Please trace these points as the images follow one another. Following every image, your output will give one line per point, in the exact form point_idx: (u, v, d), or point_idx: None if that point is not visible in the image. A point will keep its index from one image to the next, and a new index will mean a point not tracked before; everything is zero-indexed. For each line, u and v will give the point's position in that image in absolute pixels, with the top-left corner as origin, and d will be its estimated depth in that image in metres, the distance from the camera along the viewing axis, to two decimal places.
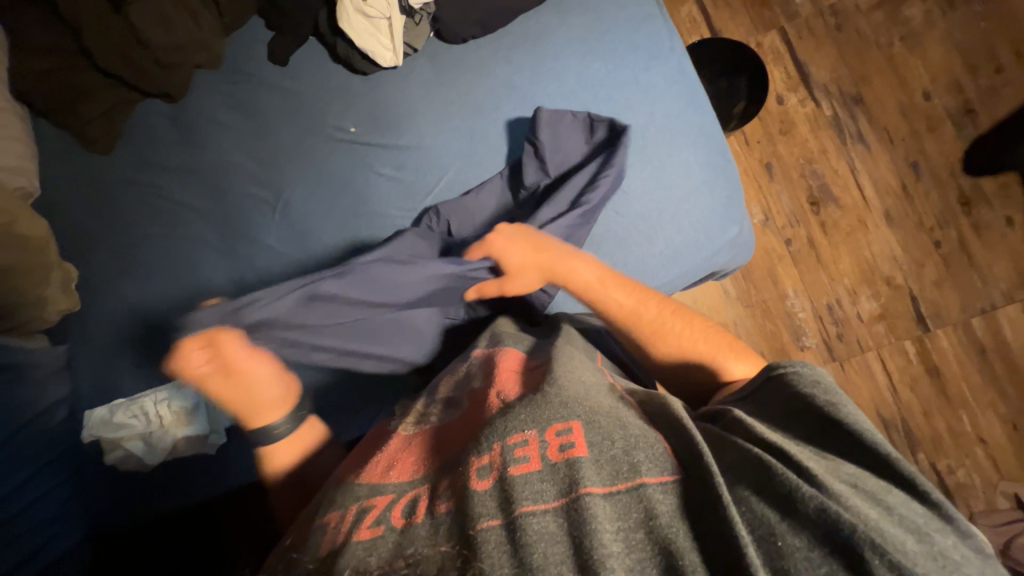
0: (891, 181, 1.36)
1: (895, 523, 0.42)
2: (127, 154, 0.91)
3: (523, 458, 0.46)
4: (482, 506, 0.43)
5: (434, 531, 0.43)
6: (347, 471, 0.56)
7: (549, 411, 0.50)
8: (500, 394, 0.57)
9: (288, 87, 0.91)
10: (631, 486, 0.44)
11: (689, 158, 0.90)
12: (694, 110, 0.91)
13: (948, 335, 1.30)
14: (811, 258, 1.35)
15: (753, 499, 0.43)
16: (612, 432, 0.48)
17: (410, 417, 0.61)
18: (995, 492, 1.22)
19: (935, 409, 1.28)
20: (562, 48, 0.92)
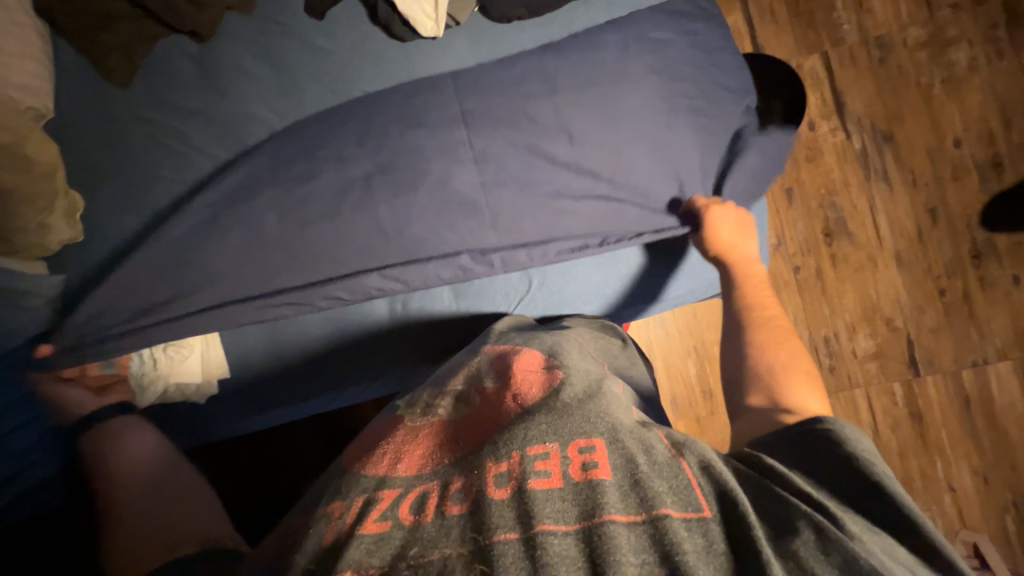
0: (907, 223, 1.36)
1: None
2: (145, 91, 0.88)
3: (544, 472, 0.46)
4: (500, 517, 0.42)
5: (445, 532, 0.42)
6: (353, 456, 0.56)
7: (572, 426, 0.51)
8: (519, 396, 0.58)
9: (319, 44, 0.87)
10: (652, 516, 0.43)
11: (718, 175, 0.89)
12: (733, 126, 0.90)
13: (937, 383, 1.32)
14: (816, 288, 1.36)
15: (799, 545, 0.42)
16: (635, 455, 0.48)
17: (417, 408, 0.61)
18: (955, 539, 1.27)
19: (911, 452, 1.31)
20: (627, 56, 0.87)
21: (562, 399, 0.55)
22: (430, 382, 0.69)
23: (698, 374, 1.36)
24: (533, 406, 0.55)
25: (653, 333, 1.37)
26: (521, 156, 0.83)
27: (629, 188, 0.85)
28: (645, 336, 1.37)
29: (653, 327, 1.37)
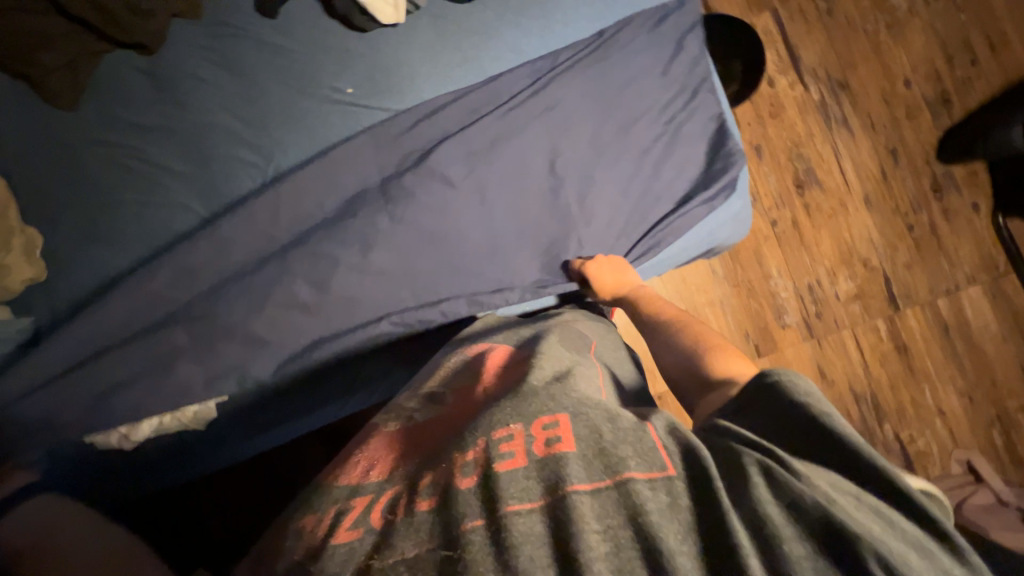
0: (871, 166, 1.41)
1: (900, 538, 0.40)
2: (95, 112, 0.83)
3: (509, 453, 0.45)
4: (466, 506, 0.42)
5: (416, 529, 0.41)
6: (325, 471, 0.54)
7: (536, 405, 0.50)
8: (489, 390, 0.58)
9: (274, 43, 0.84)
10: (617, 482, 0.43)
11: (691, 137, 0.90)
12: (698, 88, 0.92)
13: (916, 314, 1.38)
14: (795, 239, 1.40)
15: (749, 490, 0.42)
16: (600, 424, 0.48)
17: (392, 413, 0.59)
18: (950, 458, 1.34)
19: (901, 383, 1.37)
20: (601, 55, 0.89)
21: (529, 382, 0.54)
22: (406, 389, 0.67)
23: None
24: (500, 396, 0.54)
25: None
26: (498, 167, 0.84)
27: (609, 188, 0.87)
28: None
29: None
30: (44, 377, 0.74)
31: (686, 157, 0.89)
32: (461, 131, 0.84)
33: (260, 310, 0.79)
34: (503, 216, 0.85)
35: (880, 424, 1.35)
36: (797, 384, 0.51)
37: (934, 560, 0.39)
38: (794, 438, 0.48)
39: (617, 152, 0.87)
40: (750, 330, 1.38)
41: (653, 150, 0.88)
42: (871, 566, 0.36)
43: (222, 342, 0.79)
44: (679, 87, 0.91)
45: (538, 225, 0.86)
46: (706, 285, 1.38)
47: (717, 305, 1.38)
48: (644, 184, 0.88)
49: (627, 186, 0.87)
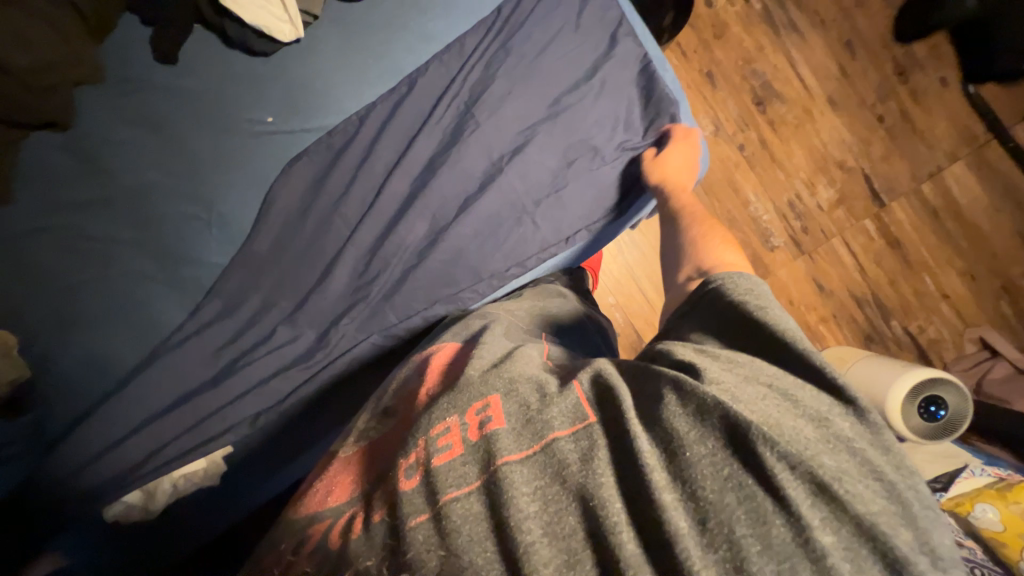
0: (829, 64, 1.35)
1: (797, 415, 0.45)
2: (28, 202, 0.82)
3: (445, 446, 0.47)
4: (410, 505, 0.44)
5: (371, 540, 0.45)
6: (291, 501, 0.56)
7: (468, 395, 0.50)
8: (431, 391, 0.56)
9: (185, 90, 0.81)
10: (543, 445, 0.46)
11: (620, 85, 0.85)
12: (616, 32, 0.87)
13: (903, 205, 1.35)
14: (766, 159, 1.36)
15: (661, 409, 0.45)
16: (529, 397, 0.50)
17: (350, 436, 0.58)
18: (963, 339, 1.33)
19: (900, 278, 1.35)
20: (514, 31, 0.85)
21: (466, 375, 0.54)
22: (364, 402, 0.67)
23: None
24: (439, 394, 0.53)
25: (630, 258, 1.37)
26: (429, 167, 0.82)
27: (547, 160, 0.83)
28: (624, 264, 1.37)
29: (629, 253, 1.36)
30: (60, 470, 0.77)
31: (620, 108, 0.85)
32: (400, 144, 0.82)
33: (237, 366, 0.81)
34: (447, 216, 0.82)
35: (888, 323, 1.35)
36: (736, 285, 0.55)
37: (828, 426, 0.45)
38: (723, 336, 0.54)
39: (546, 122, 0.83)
40: None
41: (582, 111, 0.84)
42: (764, 456, 0.41)
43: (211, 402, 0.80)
44: (596, 36, 0.86)
45: (483, 216, 0.82)
46: None
47: None
48: (583, 147, 0.84)
49: (565, 154, 0.83)
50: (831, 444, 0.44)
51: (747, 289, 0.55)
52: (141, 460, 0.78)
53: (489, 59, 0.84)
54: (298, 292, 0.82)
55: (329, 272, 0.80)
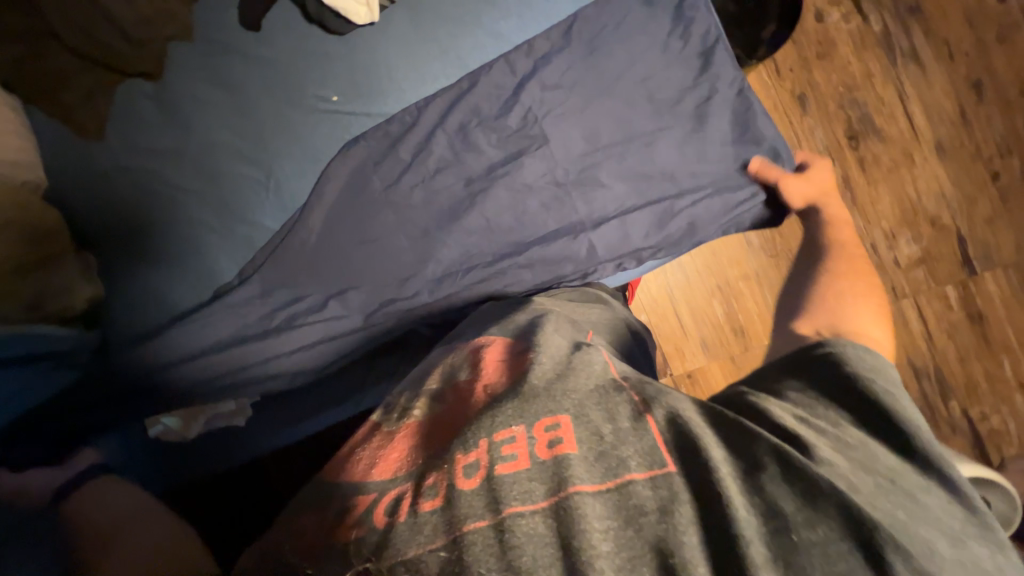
0: (947, 105, 1.19)
1: (919, 518, 0.45)
2: (116, 142, 0.90)
3: (511, 455, 0.48)
4: (470, 506, 0.45)
5: (422, 532, 0.45)
6: (330, 467, 0.56)
7: (538, 406, 0.51)
8: (488, 387, 0.57)
9: (261, 56, 0.84)
10: (619, 484, 0.46)
11: (687, 118, 0.85)
12: (694, 63, 0.85)
13: (996, 277, 1.20)
14: (846, 199, 1.24)
15: (763, 480, 0.46)
16: (601, 426, 0.50)
17: (393, 411, 0.59)
18: None
19: (973, 356, 1.22)
20: (595, 42, 0.84)
21: (530, 382, 0.54)
22: (408, 384, 0.66)
23: (726, 313, 1.30)
24: (501, 395, 0.54)
25: (672, 280, 1.31)
26: (484, 169, 0.84)
27: (598, 178, 0.85)
28: (665, 284, 1.31)
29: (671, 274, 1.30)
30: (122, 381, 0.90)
31: (683, 141, 0.85)
32: (459, 141, 0.83)
33: (282, 322, 0.89)
34: (491, 217, 0.85)
35: (945, 402, 1.22)
36: (848, 356, 0.56)
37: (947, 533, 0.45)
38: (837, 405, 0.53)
39: (604, 142, 0.85)
40: None
41: (643, 136, 0.85)
42: (891, 561, 0.40)
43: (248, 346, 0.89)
44: (674, 61, 0.85)
45: (527, 223, 0.86)
46: (739, 258, 1.29)
47: (751, 279, 1.29)
48: (638, 170, 0.85)
49: (619, 175, 0.85)
50: (957, 561, 0.43)
51: (869, 364, 0.56)
52: (200, 383, 0.89)
53: (558, 70, 0.83)
54: (345, 267, 0.86)
55: (375, 250, 0.85)
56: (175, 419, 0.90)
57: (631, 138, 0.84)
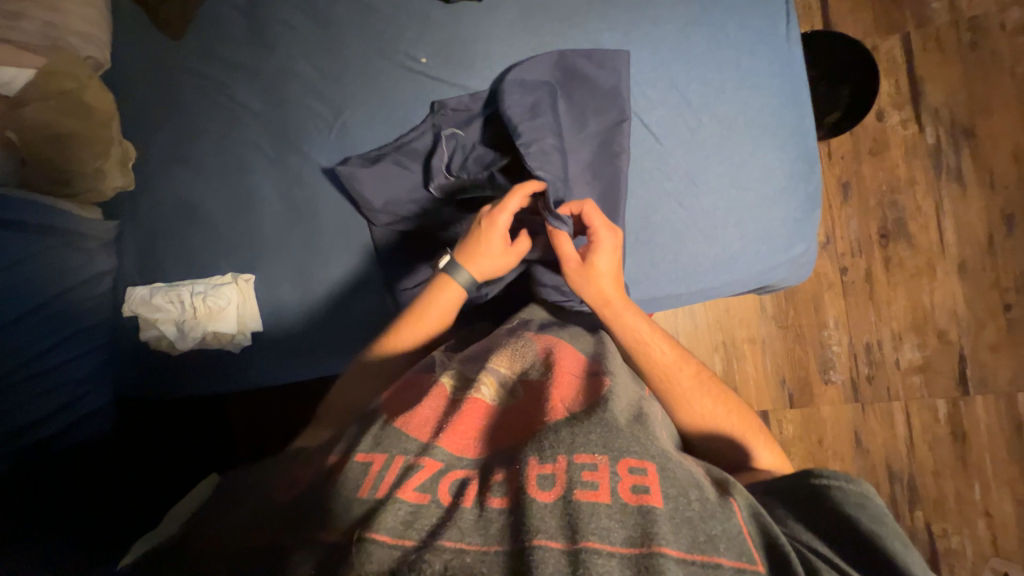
0: (978, 230, 1.24)
1: None
2: (195, 45, 0.90)
3: (591, 483, 0.45)
4: (543, 521, 0.43)
5: (485, 528, 0.44)
6: (383, 410, 0.56)
7: (622, 441, 0.49)
8: (565, 403, 0.54)
9: (364, 2, 0.84)
10: (708, 562, 0.42)
11: (774, 159, 0.71)
12: (797, 103, 0.71)
13: (987, 403, 1.23)
14: (863, 292, 1.28)
15: None
16: (686, 489, 0.47)
17: (455, 382, 0.59)
18: (984, 565, 1.21)
19: (947, 473, 1.24)
20: (621, 113, 0.72)
21: (615, 415, 0.52)
22: (467, 355, 0.66)
23: (723, 370, 1.31)
24: (582, 415, 0.51)
25: (680, 324, 1.32)
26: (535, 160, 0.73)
27: (654, 197, 0.73)
28: (672, 327, 1.31)
29: (682, 319, 1.31)
30: (139, 280, 0.90)
31: (764, 183, 0.71)
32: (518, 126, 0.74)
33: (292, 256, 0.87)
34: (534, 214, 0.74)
35: (912, 510, 1.24)
36: (847, 494, 0.50)
37: None
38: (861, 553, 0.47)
39: (668, 162, 0.73)
40: (787, 377, 1.30)
41: (718, 164, 0.71)
42: None
43: (264, 276, 0.88)
44: (783, 95, 0.71)
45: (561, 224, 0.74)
46: (750, 321, 1.31)
47: (756, 343, 1.31)
48: (700, 197, 0.72)
49: (677, 199, 0.72)
50: None
51: (862, 502, 0.50)
52: (196, 297, 0.85)
53: (644, 72, 0.73)
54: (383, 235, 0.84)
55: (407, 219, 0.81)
56: (173, 329, 0.85)
57: (703, 159, 0.72)
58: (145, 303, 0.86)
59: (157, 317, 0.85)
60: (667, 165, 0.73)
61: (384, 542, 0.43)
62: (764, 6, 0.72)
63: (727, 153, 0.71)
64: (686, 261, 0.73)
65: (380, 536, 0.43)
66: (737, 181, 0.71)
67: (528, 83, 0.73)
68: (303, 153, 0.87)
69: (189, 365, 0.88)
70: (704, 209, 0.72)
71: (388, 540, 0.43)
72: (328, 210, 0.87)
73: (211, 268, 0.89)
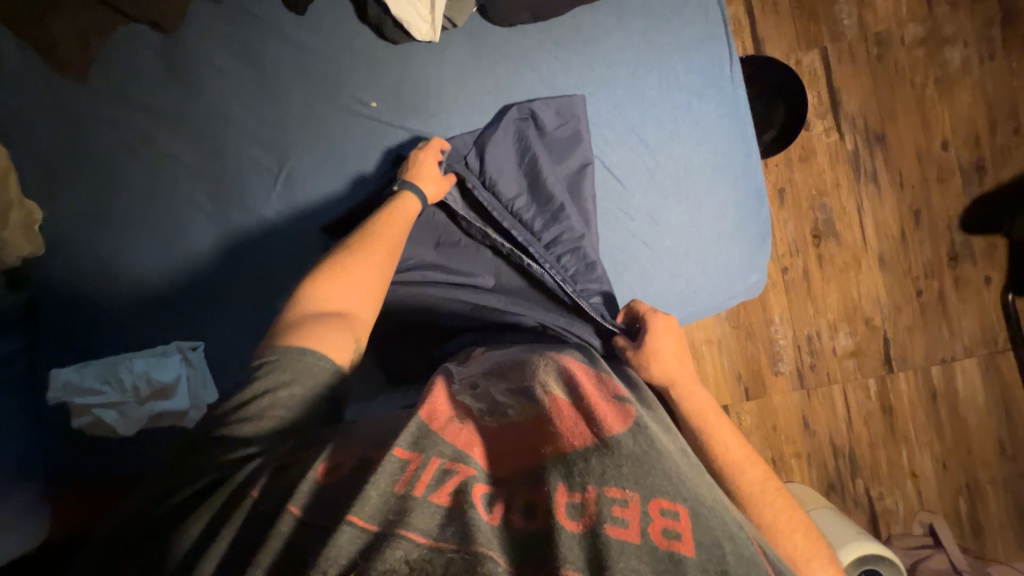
0: (892, 225, 1.38)
1: None
2: (106, 89, 0.79)
3: (621, 520, 0.42)
4: (569, 552, 0.41)
5: (510, 546, 0.42)
6: (424, 403, 0.54)
7: (659, 479, 0.45)
8: (594, 425, 0.48)
9: (301, 42, 0.78)
10: None
11: (726, 195, 0.75)
12: (744, 141, 0.75)
13: (907, 378, 1.39)
14: (802, 288, 1.39)
15: None
16: (720, 539, 0.43)
17: (484, 403, 0.55)
18: (913, 518, 1.38)
19: (880, 443, 1.39)
20: (584, 157, 0.73)
21: (655, 447, 0.48)
22: (499, 363, 0.64)
23: None
24: (618, 442, 0.47)
25: None
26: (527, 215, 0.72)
27: (621, 237, 0.75)
28: None
29: None
30: (64, 358, 0.80)
31: (720, 220, 0.75)
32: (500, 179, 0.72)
33: (246, 317, 0.81)
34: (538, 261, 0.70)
35: (853, 479, 1.39)
36: None
37: None
38: None
39: (630, 204, 0.74)
40: (742, 372, 1.39)
41: (677, 203, 0.74)
42: None
43: (217, 341, 0.81)
44: (731, 135, 0.75)
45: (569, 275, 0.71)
46: (706, 323, 1.38)
47: (713, 344, 1.39)
48: (663, 236, 0.74)
49: (642, 238, 0.75)
50: None
51: None
52: (136, 375, 0.75)
53: (600, 116, 0.74)
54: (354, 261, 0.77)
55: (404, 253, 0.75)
56: (113, 413, 0.76)
57: (662, 199, 0.74)
58: (75, 389, 0.75)
59: (92, 402, 0.75)
60: (630, 206, 0.74)
61: (416, 542, 0.41)
62: (709, 49, 0.74)
63: (684, 192, 0.74)
64: (654, 298, 0.75)
65: (413, 534, 0.42)
66: (695, 219, 0.74)
67: (501, 144, 0.73)
68: (246, 206, 0.80)
69: (133, 450, 0.79)
70: (667, 247, 0.75)
71: (418, 537, 0.42)
72: (282, 266, 0.80)
73: (152, 338, 0.81)
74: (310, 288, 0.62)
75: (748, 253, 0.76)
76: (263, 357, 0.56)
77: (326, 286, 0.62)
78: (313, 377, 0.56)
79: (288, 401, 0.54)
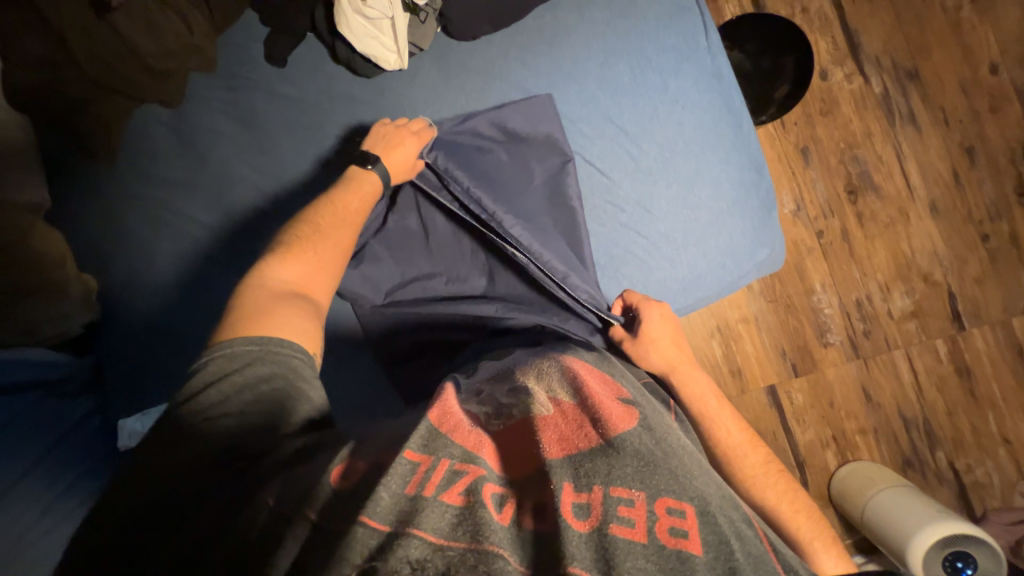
0: (942, 168, 1.24)
1: None
2: (131, 167, 0.88)
3: (628, 520, 0.40)
4: (576, 552, 0.38)
5: (519, 549, 0.39)
6: (433, 406, 0.50)
7: (661, 477, 0.43)
8: (601, 426, 0.47)
9: (288, 94, 0.84)
10: None
11: (718, 173, 0.71)
12: (729, 114, 0.72)
13: (984, 335, 1.24)
14: (843, 251, 1.28)
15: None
16: (728, 536, 0.41)
17: (488, 408, 0.53)
18: (1013, 491, 1.22)
19: (960, 410, 1.25)
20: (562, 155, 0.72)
21: (658, 446, 0.46)
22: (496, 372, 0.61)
23: (724, 355, 1.31)
24: (623, 442, 0.45)
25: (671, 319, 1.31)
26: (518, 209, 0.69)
27: (615, 231, 0.73)
28: None
29: None
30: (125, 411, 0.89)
31: (716, 198, 0.71)
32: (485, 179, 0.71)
33: None
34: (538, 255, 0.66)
35: (933, 453, 1.25)
36: None
37: None
38: None
39: (619, 196, 0.72)
40: (786, 349, 1.30)
41: (667, 187, 0.72)
42: None
43: None
44: (715, 110, 0.72)
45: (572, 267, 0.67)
46: (739, 301, 1.30)
47: (750, 322, 1.31)
48: (658, 223, 0.72)
49: (636, 229, 0.72)
50: None
51: None
52: None
53: (577, 112, 0.73)
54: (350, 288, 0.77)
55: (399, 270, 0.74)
56: None
57: (652, 186, 0.72)
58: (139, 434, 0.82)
59: None
60: (618, 198, 0.72)
61: (428, 541, 0.38)
62: (678, 28, 0.73)
63: (674, 175, 0.71)
64: (655, 289, 0.73)
65: (424, 535, 0.38)
66: (689, 201, 0.71)
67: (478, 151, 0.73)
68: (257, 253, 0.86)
69: None
70: (663, 234, 0.72)
71: (430, 539, 0.38)
72: None
73: None
74: (260, 271, 0.61)
75: (750, 229, 0.72)
76: (228, 346, 0.53)
77: (278, 272, 0.61)
78: (297, 366, 0.54)
79: (272, 392, 0.51)
